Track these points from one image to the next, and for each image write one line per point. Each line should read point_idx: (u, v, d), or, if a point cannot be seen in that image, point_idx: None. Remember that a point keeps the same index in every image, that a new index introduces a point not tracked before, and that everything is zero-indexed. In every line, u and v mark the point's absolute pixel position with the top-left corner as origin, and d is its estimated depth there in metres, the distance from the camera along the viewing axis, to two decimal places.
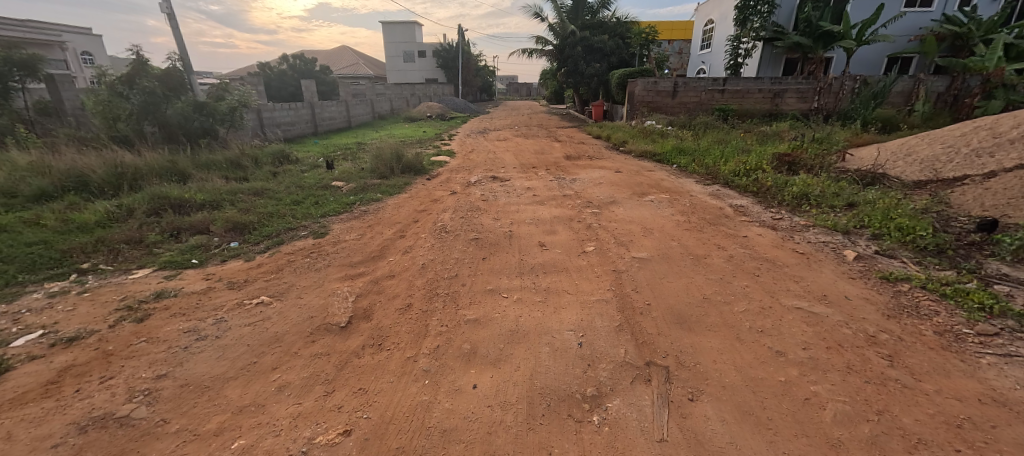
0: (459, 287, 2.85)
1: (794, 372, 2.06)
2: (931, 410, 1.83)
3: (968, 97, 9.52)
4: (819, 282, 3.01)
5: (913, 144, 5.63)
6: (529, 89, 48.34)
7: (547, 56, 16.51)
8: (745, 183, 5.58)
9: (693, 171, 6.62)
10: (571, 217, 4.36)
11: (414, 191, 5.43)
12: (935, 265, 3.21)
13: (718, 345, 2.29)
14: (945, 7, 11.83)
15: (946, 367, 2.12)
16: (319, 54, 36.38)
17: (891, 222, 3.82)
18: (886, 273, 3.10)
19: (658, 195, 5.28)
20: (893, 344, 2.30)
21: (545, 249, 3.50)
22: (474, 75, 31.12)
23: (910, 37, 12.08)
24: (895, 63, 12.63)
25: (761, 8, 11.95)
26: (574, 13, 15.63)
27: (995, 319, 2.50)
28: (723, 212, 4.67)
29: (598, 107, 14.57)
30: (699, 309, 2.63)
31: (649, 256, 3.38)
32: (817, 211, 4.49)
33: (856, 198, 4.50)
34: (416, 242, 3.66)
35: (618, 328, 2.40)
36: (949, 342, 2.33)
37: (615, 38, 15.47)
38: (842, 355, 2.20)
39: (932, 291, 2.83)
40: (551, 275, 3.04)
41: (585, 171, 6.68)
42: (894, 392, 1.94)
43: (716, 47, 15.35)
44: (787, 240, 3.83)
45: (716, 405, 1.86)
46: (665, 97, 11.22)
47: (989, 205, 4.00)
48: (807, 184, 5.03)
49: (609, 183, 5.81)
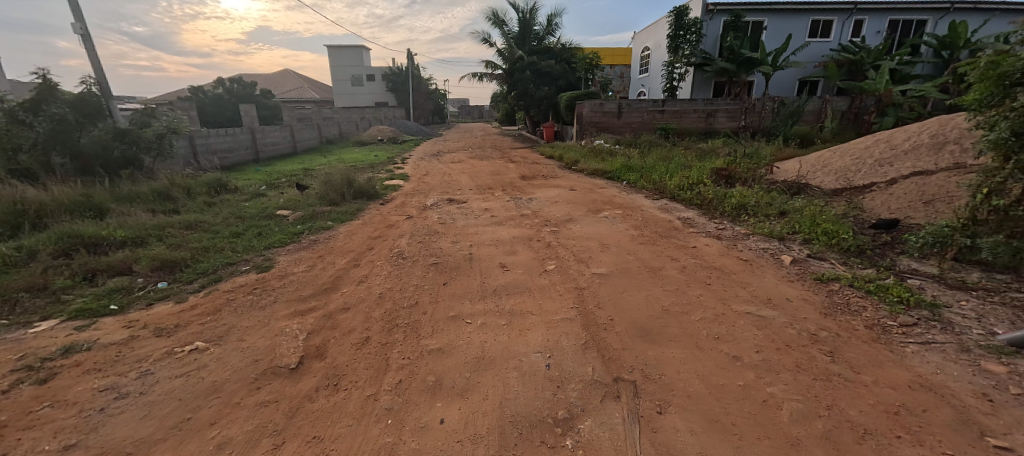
0: (420, 316, 2.73)
1: (751, 376, 2.15)
2: (872, 401, 1.97)
3: (867, 114, 10.83)
4: (763, 286, 3.20)
5: (827, 157, 6.26)
6: (480, 112, 49.06)
7: (497, 80, 16.90)
8: (690, 197, 5.90)
9: (642, 186, 6.92)
10: (530, 236, 4.37)
11: (367, 217, 5.22)
12: (858, 264, 3.53)
13: (680, 355, 2.34)
14: (840, 37, 13.49)
15: (880, 359, 2.30)
16: (258, 77, 34.78)
17: (818, 228, 4.18)
18: (819, 274, 3.36)
19: (612, 211, 5.44)
20: (832, 341, 2.47)
21: (506, 270, 3.46)
22: (425, 99, 31.17)
23: (815, 63, 13.66)
24: (805, 85, 14.18)
25: (690, 37, 13.10)
26: (521, 39, 16.21)
27: (913, 310, 2.78)
28: (673, 225, 4.89)
29: (548, 128, 14.99)
30: (659, 321, 2.69)
31: (608, 271, 3.45)
32: (755, 220, 4.83)
33: (786, 207, 4.91)
34: (371, 271, 3.48)
35: (584, 346, 2.40)
36: (878, 334, 2.54)
37: (562, 62, 16.16)
38: (791, 354, 2.33)
39: (858, 289, 3.09)
40: (515, 297, 2.99)
41: (541, 190, 6.78)
42: (839, 387, 2.06)
43: (653, 71, 16.48)
44: (732, 248, 4.07)
45: (683, 415, 1.88)
46: (612, 118, 11.82)
47: (895, 207, 4.51)
48: (744, 196, 5.42)
49: (566, 202, 5.92)
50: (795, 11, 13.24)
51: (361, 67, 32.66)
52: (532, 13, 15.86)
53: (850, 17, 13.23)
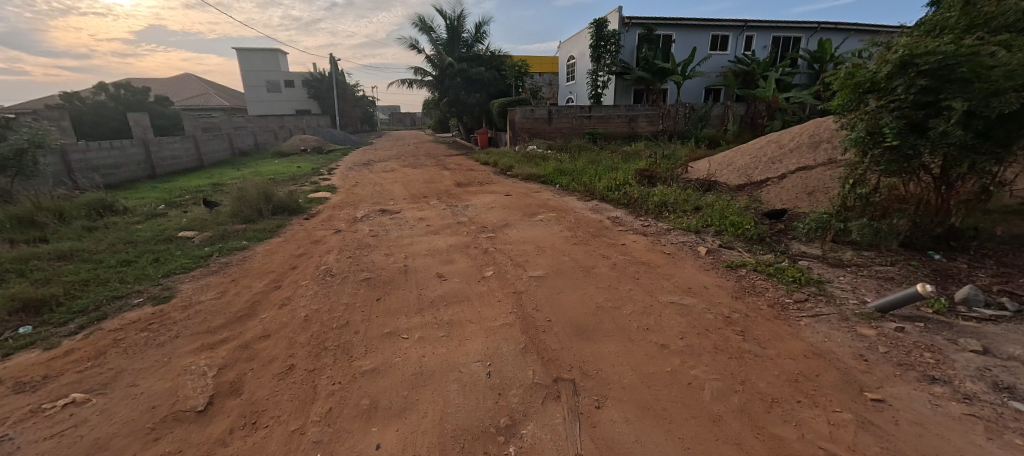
0: (351, 336, 2.58)
1: (677, 361, 2.31)
2: (777, 372, 2.22)
3: (761, 118, 12.28)
4: (683, 277, 3.48)
5: (731, 156, 6.98)
6: (412, 119, 47.99)
7: (427, 87, 16.64)
8: (618, 197, 6.24)
9: (574, 189, 7.18)
10: (467, 243, 4.34)
11: (289, 234, 4.84)
12: (760, 250, 3.97)
13: (615, 348, 2.45)
14: (736, 50, 15.15)
15: (782, 333, 2.60)
16: (152, 82, 30.89)
17: (726, 220, 4.64)
18: (730, 262, 3.72)
19: (546, 214, 5.58)
20: (743, 321, 2.74)
21: (443, 279, 3.40)
22: (352, 106, 29.81)
23: (717, 73, 15.21)
24: (710, 93, 15.72)
25: (611, 47, 13.94)
26: (450, 46, 16.14)
27: (804, 287, 3.19)
28: (603, 224, 5.14)
29: (483, 134, 15.01)
30: (594, 318, 2.80)
31: (544, 273, 3.53)
32: (674, 216, 5.23)
33: (700, 203, 5.38)
34: (295, 292, 3.23)
35: (523, 350, 2.42)
36: (778, 311, 2.87)
37: (492, 70, 16.34)
38: (710, 337, 2.55)
39: (761, 272, 3.47)
40: (452, 306, 2.94)
41: (476, 196, 6.77)
42: (750, 362, 2.30)
43: (579, 78, 17.28)
44: (656, 243, 4.37)
45: (619, 407, 1.97)
46: (543, 123, 12.18)
47: (786, 199, 5.14)
48: (664, 194, 5.85)
49: (501, 207, 5.96)
50: (698, 26, 14.65)
51: (278, 72, 30.47)
52: (460, 20, 15.87)
53: (743, 32, 14.93)
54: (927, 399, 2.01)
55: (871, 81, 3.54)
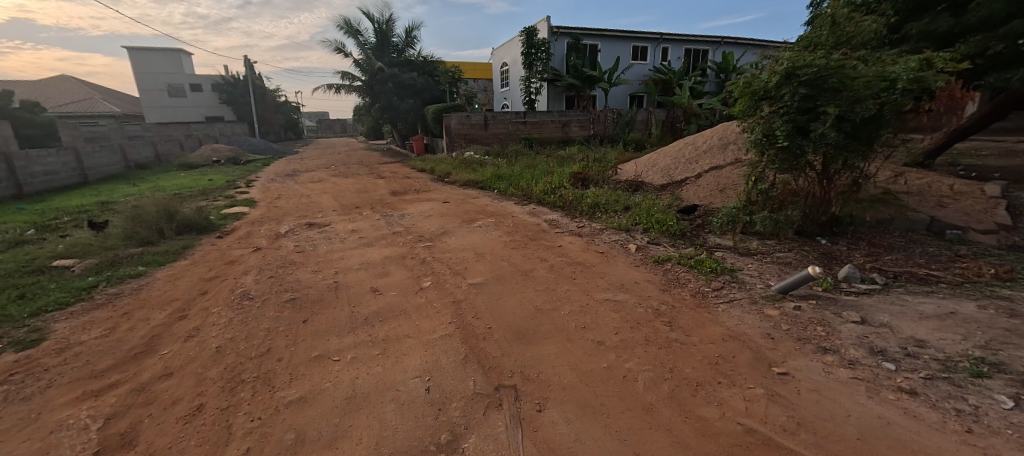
0: (274, 364, 2.37)
1: (613, 357, 2.41)
2: (700, 357, 2.40)
3: (679, 123, 13.34)
4: (616, 274, 3.65)
5: (655, 158, 7.50)
6: (342, 126, 45.74)
7: (356, 92, 15.95)
8: (554, 200, 6.41)
9: (512, 193, 7.26)
10: (403, 254, 4.21)
11: (198, 255, 4.36)
12: (682, 245, 4.29)
13: (554, 350, 2.50)
14: (655, 60, 16.35)
15: (703, 321, 2.82)
16: (18, 85, 26.33)
17: (652, 218, 4.96)
18: (657, 257, 3.98)
19: (485, 220, 5.59)
20: (670, 312, 2.94)
21: (378, 294, 3.26)
22: (272, 112, 27.73)
23: (640, 81, 16.29)
24: (635, 100, 16.79)
25: (541, 55, 14.38)
26: (379, 50, 15.63)
27: (721, 276, 3.50)
28: (540, 227, 5.25)
29: (418, 141, 14.67)
30: (534, 321, 2.84)
31: (483, 280, 3.52)
32: (606, 216, 5.48)
33: (629, 203, 5.70)
34: (205, 321, 2.91)
35: (464, 360, 2.39)
36: (700, 300, 3.12)
37: (424, 75, 16.08)
38: (641, 330, 2.70)
39: (684, 265, 3.75)
40: (388, 322, 2.82)
41: (412, 205, 6.59)
42: (676, 350, 2.46)
43: (513, 84, 17.59)
44: (591, 243, 4.55)
45: (560, 408, 2.01)
46: (479, 129, 12.21)
47: (703, 196, 5.62)
48: (596, 196, 6.12)
49: (439, 215, 5.86)
50: (620, 37, 15.61)
51: (183, 75, 27.50)
52: (389, 24, 15.45)
53: (660, 43, 16.17)
54: (821, 368, 2.30)
55: (764, 90, 3.99)
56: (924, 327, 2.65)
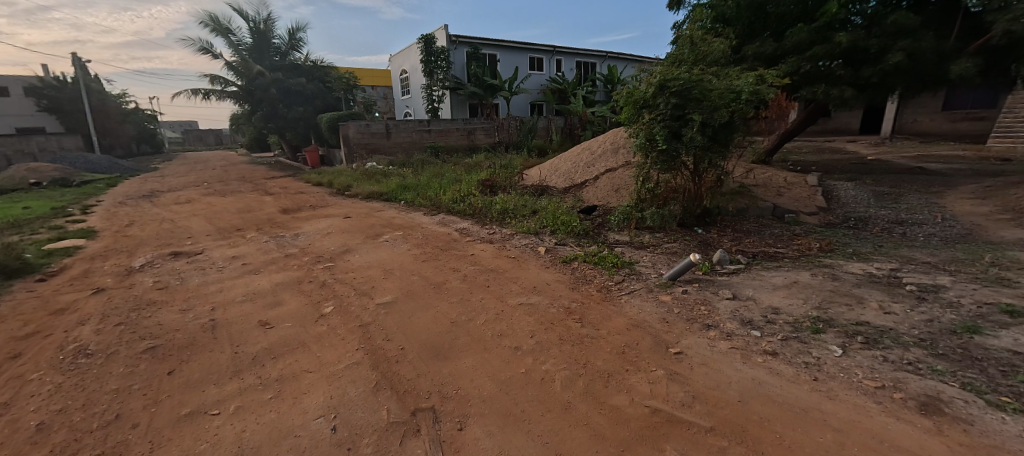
0: (129, 432, 1.92)
1: (530, 361, 2.44)
2: (609, 349, 2.54)
3: (576, 129, 14.27)
4: (528, 277, 3.73)
5: (557, 163, 7.89)
6: (216, 136, 40.17)
7: (231, 99, 14.10)
8: (463, 208, 6.36)
9: (420, 203, 7.02)
10: (299, 278, 3.78)
11: (7, 306, 3.38)
12: (586, 244, 4.55)
13: (472, 362, 2.45)
14: (550, 71, 17.31)
15: (609, 313, 3.01)
16: None
17: (558, 220, 5.18)
18: (565, 257, 4.16)
19: (392, 233, 5.31)
20: (580, 309, 3.08)
21: (269, 327, 2.86)
22: (120, 121, 23.24)
23: (538, 90, 17.09)
24: (535, 108, 17.55)
25: (440, 63, 14.29)
26: (258, 52, 14.06)
27: (622, 270, 3.78)
28: (451, 237, 5.16)
29: (311, 152, 13.47)
30: (449, 335, 2.75)
31: (393, 298, 3.31)
32: (515, 221, 5.59)
33: (535, 207, 5.90)
34: (20, 391, 2.25)
35: (375, 389, 2.20)
36: (605, 295, 3.32)
37: (314, 81, 14.87)
38: (555, 331, 2.78)
39: (590, 263, 3.97)
40: (282, 358, 2.49)
41: (308, 223, 6.00)
42: (588, 345, 2.58)
43: (414, 92, 17.20)
44: (502, 249, 4.59)
45: (481, 422, 1.95)
46: (380, 138, 11.64)
47: (602, 197, 6.05)
48: (504, 202, 6.22)
49: (340, 231, 5.41)
50: (517, 48, 16.21)
51: None
52: (267, 24, 14.00)
53: (554, 55, 17.17)
54: (708, 343, 2.59)
55: (643, 99, 4.44)
56: (779, 296, 3.16)
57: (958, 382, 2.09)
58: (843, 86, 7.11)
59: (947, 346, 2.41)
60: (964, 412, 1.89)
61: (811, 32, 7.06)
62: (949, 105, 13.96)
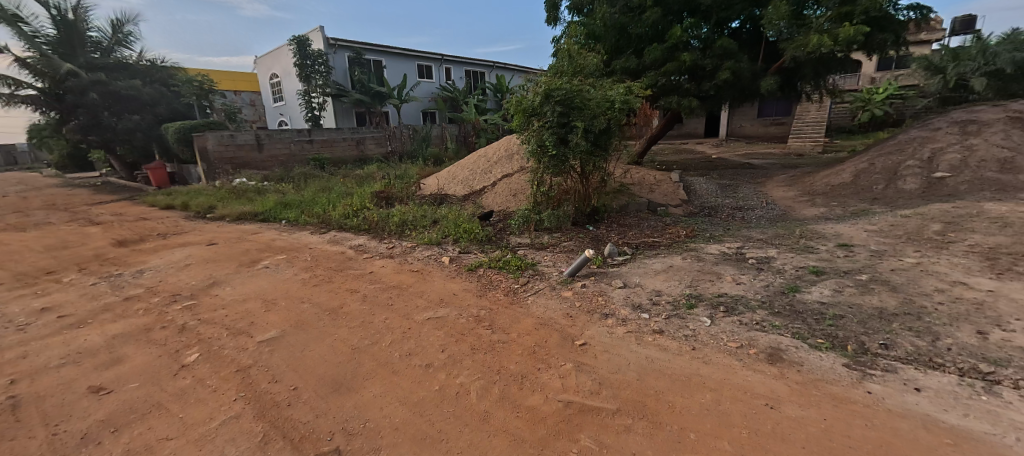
0: None
1: (443, 376, 2.35)
2: (520, 351, 2.58)
3: (471, 136, 14.39)
4: (433, 290, 3.62)
5: (453, 171, 7.85)
6: (11, 154, 31.27)
7: (31, 105, 11.13)
8: (357, 223, 5.92)
9: (305, 221, 6.35)
10: (150, 325, 3.10)
11: None
12: (490, 249, 4.59)
13: (380, 388, 2.27)
14: (440, 79, 17.21)
15: (516, 316, 3.06)
16: None
17: (459, 229, 5.14)
18: (470, 265, 4.13)
19: (273, 258, 4.69)
20: (488, 316, 3.07)
21: (109, 391, 2.29)
22: None
23: (429, 98, 16.85)
24: (427, 116, 17.25)
25: (319, 68, 13.23)
26: (67, 46, 11.44)
27: (525, 272, 3.89)
28: (345, 255, 4.76)
29: (158, 170, 11.29)
30: (351, 364, 2.51)
31: (280, 333, 2.91)
32: (416, 233, 5.39)
33: (435, 217, 5.77)
34: None
35: (263, 440, 1.89)
36: (512, 298, 3.38)
37: (155, 85, 12.53)
38: (466, 341, 2.73)
39: (494, 268, 4.01)
40: (130, 427, 2.00)
41: (159, 255, 4.99)
42: (499, 351, 2.59)
43: (290, 99, 15.62)
44: (404, 263, 4.38)
45: (394, 452, 1.81)
46: (250, 151, 10.28)
47: (501, 202, 6.18)
48: (402, 214, 5.97)
49: (204, 262, 4.61)
50: (403, 55, 15.76)
51: None
52: (78, 13, 11.48)
53: (443, 64, 17.11)
54: (607, 331, 2.80)
55: (532, 108, 4.66)
56: (661, 281, 3.56)
57: (791, 333, 2.59)
58: (692, 96, 8.40)
59: (781, 304, 2.98)
60: (798, 357, 2.35)
61: (663, 51, 8.18)
62: (763, 112, 17.50)
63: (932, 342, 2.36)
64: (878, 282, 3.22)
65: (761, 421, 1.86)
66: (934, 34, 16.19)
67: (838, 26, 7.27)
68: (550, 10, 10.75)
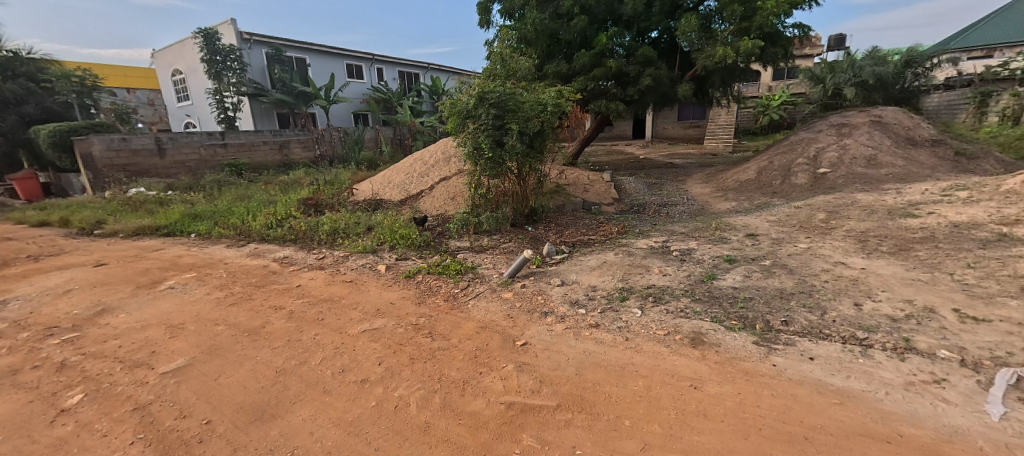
0: None
1: (381, 390, 2.25)
2: (462, 357, 2.55)
3: (407, 139, 13.97)
4: (369, 300, 3.45)
5: (388, 175, 7.56)
6: None
7: None
8: (282, 233, 5.48)
9: (220, 233, 5.75)
10: (18, 365, 2.61)
11: None
12: (429, 255, 4.49)
13: (310, 411, 2.11)
14: (372, 80, 16.51)
15: (457, 321, 3.01)
16: None
17: (395, 235, 4.96)
18: (408, 272, 4.00)
19: (180, 277, 4.19)
20: (428, 323, 2.99)
21: None
22: None
23: (360, 100, 16.10)
24: (359, 118, 16.47)
25: (231, 64, 12.09)
26: None
27: (466, 276, 3.86)
28: (269, 269, 4.38)
29: (26, 180, 9.58)
30: (277, 388, 2.31)
31: (190, 361, 2.60)
32: (348, 241, 5.11)
33: (369, 223, 5.53)
34: None
35: None
36: (453, 303, 3.33)
37: (18, 79, 10.61)
38: (404, 351, 2.63)
39: (434, 274, 3.92)
40: None
41: (30, 280, 4.23)
42: (439, 358, 2.53)
43: (198, 98, 14.11)
44: (336, 274, 4.13)
45: None
46: (148, 157, 9.10)
47: (440, 206, 6.08)
48: (333, 221, 5.64)
49: (93, 285, 3.99)
50: (330, 53, 14.90)
51: None
52: None
53: (374, 64, 16.43)
54: (547, 329, 2.86)
55: (466, 110, 4.63)
56: (597, 276, 3.71)
57: (710, 318, 2.83)
58: (617, 100, 8.90)
59: (701, 291, 3.25)
60: (716, 338, 2.57)
61: (590, 56, 8.56)
62: (682, 115, 19.02)
63: (821, 315, 2.73)
64: (779, 265, 3.64)
65: (686, 401, 2.01)
66: (816, 50, 18.69)
67: (739, 39, 8.11)
68: (481, 13, 10.78)
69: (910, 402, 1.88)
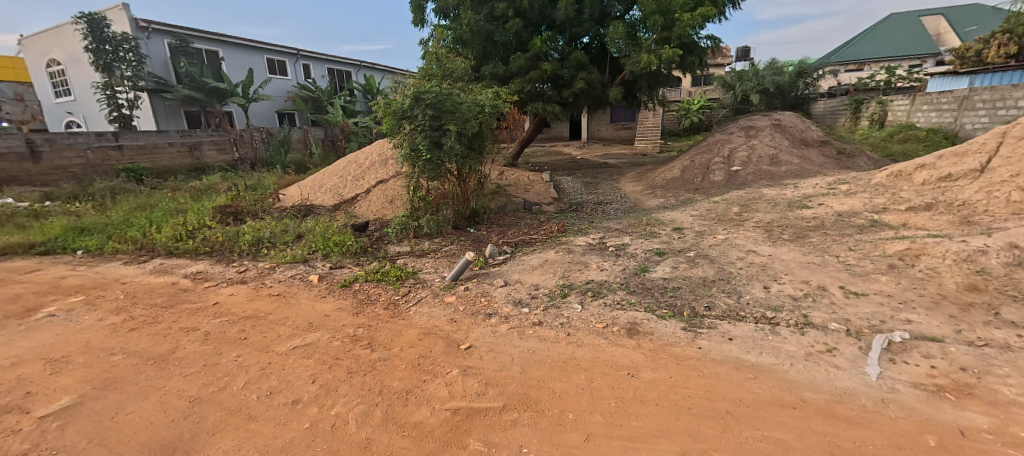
0: None
1: (315, 409, 2.10)
2: (404, 366, 2.46)
3: (338, 140, 13.22)
4: (300, 313, 3.22)
5: (319, 179, 7.11)
6: None
7: None
8: (194, 245, 4.93)
9: (116, 248, 5.04)
10: None
11: None
12: (366, 261, 4.29)
13: (233, 440, 1.91)
14: (297, 77, 15.43)
15: (399, 329, 2.91)
16: None
17: (328, 242, 4.68)
18: (343, 281, 3.79)
19: (65, 301, 3.60)
20: (367, 334, 2.86)
21: None
22: None
23: (285, 98, 14.98)
24: (284, 118, 15.32)
25: (125, 55, 10.66)
26: None
27: (406, 281, 3.74)
28: (179, 286, 3.92)
29: None
30: (193, 419, 2.07)
31: (82, 398, 2.25)
32: (275, 251, 4.73)
33: (299, 230, 5.16)
34: None
35: None
36: (393, 311, 3.21)
37: None
38: (341, 365, 2.49)
39: (372, 281, 3.75)
40: None
41: None
42: (380, 370, 2.43)
43: (83, 94, 12.25)
44: (261, 287, 3.80)
45: None
46: (16, 162, 7.73)
47: (376, 210, 5.83)
48: (256, 230, 5.19)
49: None
50: (247, 47, 13.68)
51: None
52: None
53: (299, 60, 15.37)
54: (491, 330, 2.86)
55: (401, 110, 4.50)
56: (539, 275, 3.78)
57: (644, 308, 3.00)
58: (552, 102, 9.14)
59: (635, 284, 3.44)
60: (649, 328, 2.74)
61: (525, 59, 8.71)
62: (614, 117, 20.04)
63: (737, 299, 3.02)
64: (701, 256, 3.96)
65: (624, 389, 2.12)
66: (726, 59, 20.65)
67: (660, 47, 8.71)
68: (415, 11, 10.52)
69: (810, 371, 2.14)
